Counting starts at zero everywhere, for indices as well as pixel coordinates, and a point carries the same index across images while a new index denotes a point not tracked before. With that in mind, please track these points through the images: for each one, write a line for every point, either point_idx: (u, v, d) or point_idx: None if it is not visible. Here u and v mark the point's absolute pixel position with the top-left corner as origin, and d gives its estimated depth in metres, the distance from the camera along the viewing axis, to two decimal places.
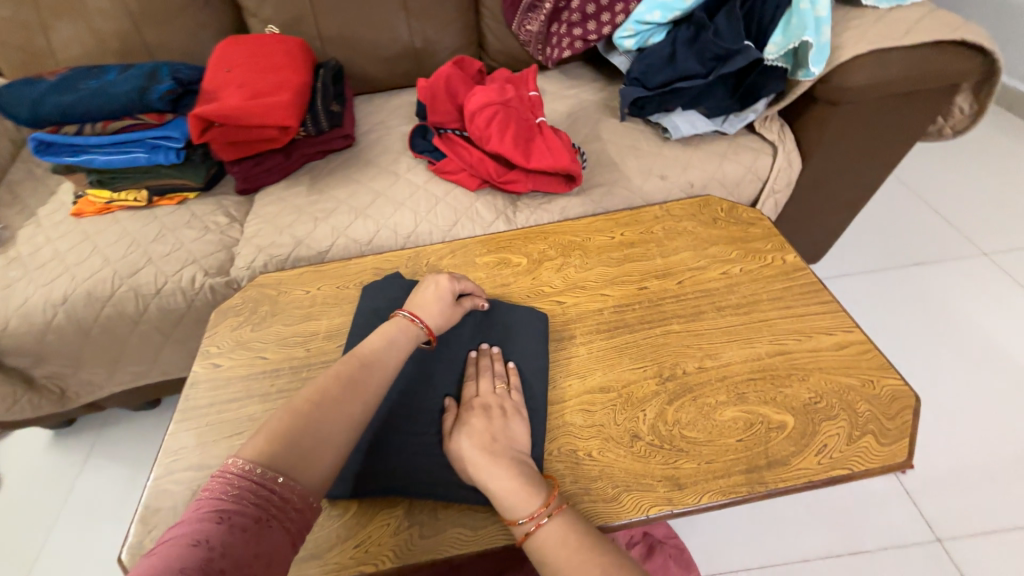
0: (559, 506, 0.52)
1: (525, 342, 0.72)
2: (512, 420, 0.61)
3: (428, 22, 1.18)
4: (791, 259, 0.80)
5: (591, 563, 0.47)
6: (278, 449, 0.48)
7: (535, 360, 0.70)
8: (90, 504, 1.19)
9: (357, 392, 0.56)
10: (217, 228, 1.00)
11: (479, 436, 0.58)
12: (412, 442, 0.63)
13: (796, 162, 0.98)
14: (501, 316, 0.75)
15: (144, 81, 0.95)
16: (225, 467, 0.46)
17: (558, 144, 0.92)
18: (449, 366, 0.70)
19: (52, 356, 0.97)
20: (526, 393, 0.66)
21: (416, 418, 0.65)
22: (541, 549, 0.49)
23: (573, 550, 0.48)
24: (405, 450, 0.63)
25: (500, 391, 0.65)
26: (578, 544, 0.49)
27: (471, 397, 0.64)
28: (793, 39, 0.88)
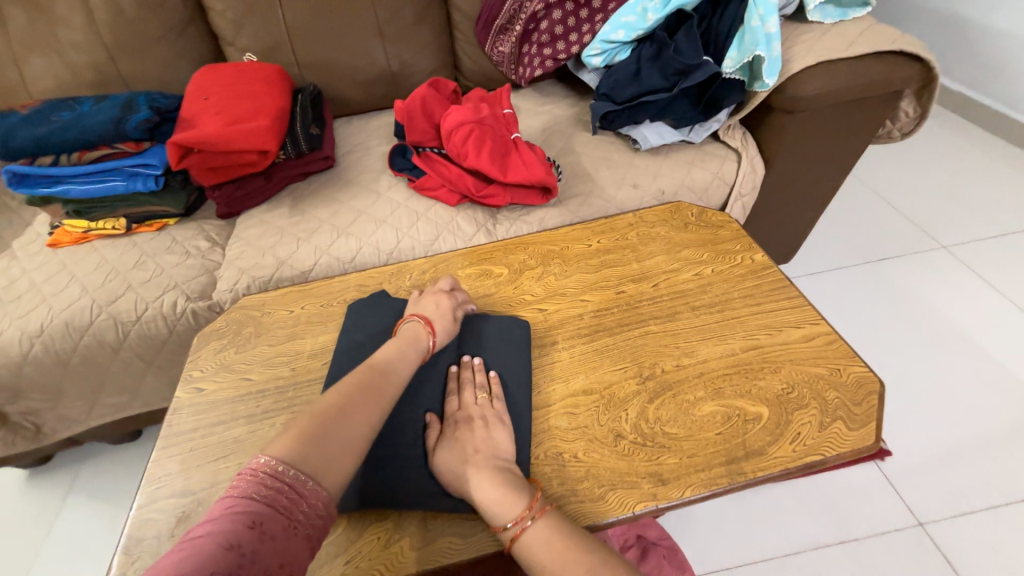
0: (543, 507, 0.53)
1: (507, 352, 0.73)
2: (495, 429, 0.63)
3: (403, 46, 1.22)
4: (758, 258, 0.84)
5: (576, 561, 0.48)
6: (306, 446, 0.49)
7: (517, 369, 0.71)
8: (68, 544, 1.15)
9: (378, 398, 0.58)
10: (198, 253, 1.00)
11: (463, 450, 0.60)
12: (399, 456, 0.63)
13: (759, 168, 1.03)
14: (483, 326, 0.76)
15: (121, 111, 0.96)
16: (254, 467, 0.46)
17: (532, 158, 0.96)
18: (433, 380, 0.70)
19: (28, 391, 0.95)
20: (509, 402, 0.67)
21: (404, 430, 0.66)
22: (527, 552, 0.51)
23: (559, 550, 0.49)
24: (393, 462, 0.63)
25: (484, 401, 0.66)
26: (563, 545, 0.50)
27: (454, 410, 0.66)
28: (746, 54, 0.94)
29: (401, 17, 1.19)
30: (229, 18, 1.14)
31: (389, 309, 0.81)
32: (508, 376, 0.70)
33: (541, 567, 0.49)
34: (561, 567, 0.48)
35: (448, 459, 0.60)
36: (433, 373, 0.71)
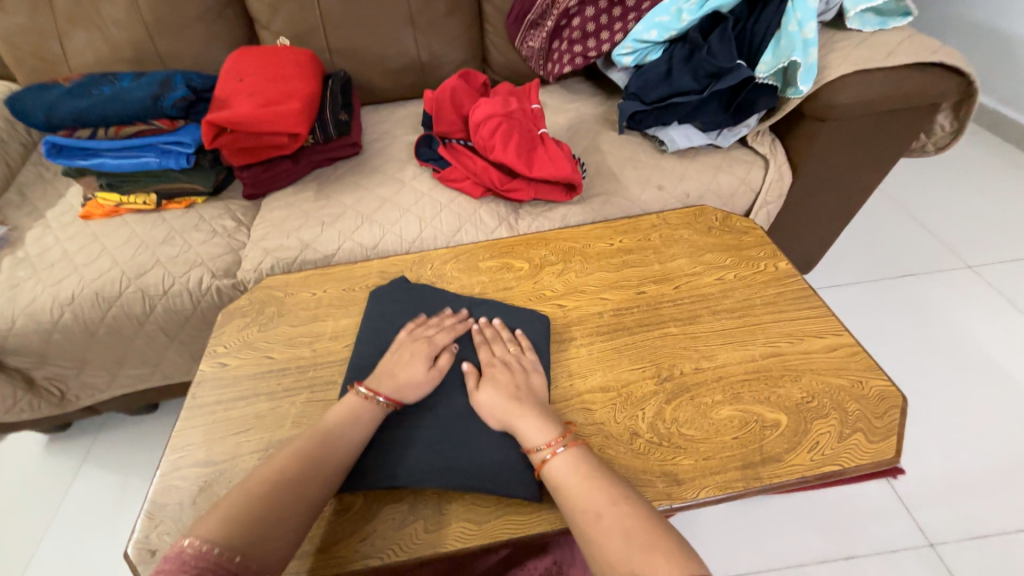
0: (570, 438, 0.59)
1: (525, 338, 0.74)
2: (533, 375, 0.68)
3: (434, 37, 1.22)
4: (783, 266, 0.84)
5: (599, 486, 0.53)
6: (236, 528, 0.48)
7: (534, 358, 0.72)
8: (84, 510, 1.18)
9: (320, 466, 0.57)
10: (225, 232, 1.02)
11: (504, 386, 0.66)
12: (417, 433, 0.65)
13: (786, 176, 1.02)
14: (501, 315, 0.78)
15: (157, 88, 0.97)
16: (179, 549, 0.45)
17: (559, 154, 0.96)
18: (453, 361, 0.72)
19: (55, 357, 0.97)
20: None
21: (423, 417, 0.67)
22: (555, 474, 0.56)
23: (584, 476, 0.55)
24: (410, 442, 0.64)
25: (516, 350, 0.71)
26: (587, 473, 0.55)
27: (490, 358, 0.70)
28: (781, 59, 0.93)
29: (434, 8, 1.19)
30: (265, 2, 1.15)
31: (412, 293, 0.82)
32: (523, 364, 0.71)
33: (566, 488, 0.54)
34: (585, 489, 0.53)
35: (484, 399, 0.65)
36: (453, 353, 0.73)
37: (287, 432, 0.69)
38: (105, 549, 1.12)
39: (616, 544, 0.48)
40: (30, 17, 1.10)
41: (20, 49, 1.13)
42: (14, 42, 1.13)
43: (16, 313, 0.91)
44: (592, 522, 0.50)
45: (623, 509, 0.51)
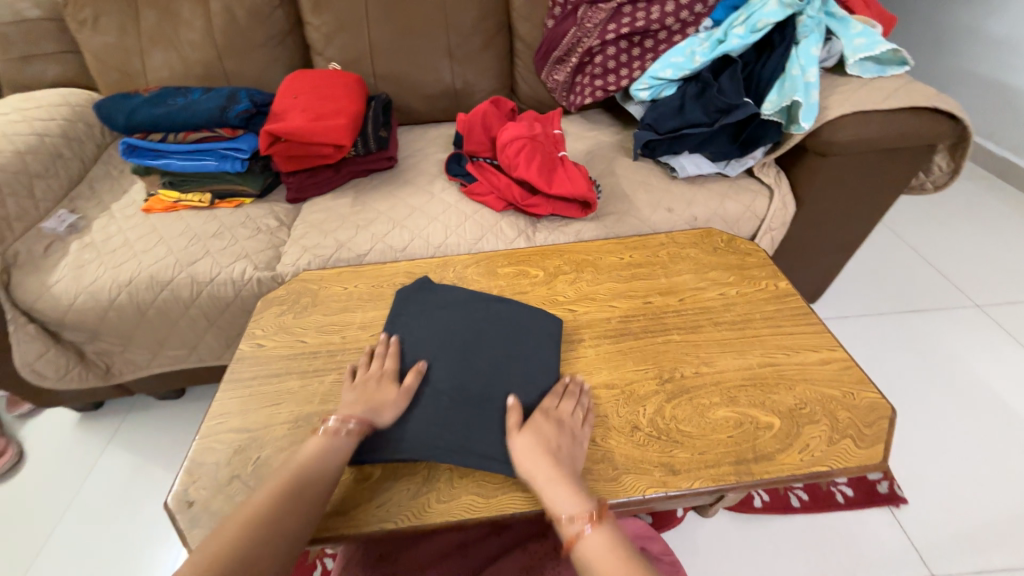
0: (596, 516, 0.56)
1: (532, 336, 0.79)
2: (576, 449, 0.65)
3: (468, 67, 1.35)
4: (782, 286, 0.89)
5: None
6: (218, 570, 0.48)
7: (541, 356, 0.77)
8: (108, 484, 1.25)
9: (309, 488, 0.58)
10: (268, 230, 1.12)
11: (546, 438, 0.64)
12: (429, 412, 0.69)
13: (790, 206, 1.08)
14: (511, 314, 0.83)
15: (225, 101, 1.11)
16: None
17: (577, 174, 1.04)
18: (466, 351, 0.77)
19: (106, 333, 1.07)
20: (530, 385, 0.73)
21: (437, 395, 0.71)
22: (586, 554, 0.54)
23: (617, 560, 0.53)
24: (422, 420, 0.68)
25: (577, 418, 0.68)
26: (619, 556, 0.53)
27: (551, 407, 0.68)
28: (785, 98, 1.00)
29: (470, 43, 1.32)
30: (322, 32, 1.30)
31: (434, 289, 0.87)
32: (527, 360, 0.76)
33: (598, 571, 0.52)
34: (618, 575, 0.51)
35: (519, 451, 0.63)
36: (466, 344, 0.78)
37: (316, 407, 0.75)
38: (125, 519, 1.19)
39: None
40: (120, 37, 1.27)
41: (105, 64, 1.29)
42: (102, 57, 1.29)
43: (79, 291, 1.01)
44: None
45: None
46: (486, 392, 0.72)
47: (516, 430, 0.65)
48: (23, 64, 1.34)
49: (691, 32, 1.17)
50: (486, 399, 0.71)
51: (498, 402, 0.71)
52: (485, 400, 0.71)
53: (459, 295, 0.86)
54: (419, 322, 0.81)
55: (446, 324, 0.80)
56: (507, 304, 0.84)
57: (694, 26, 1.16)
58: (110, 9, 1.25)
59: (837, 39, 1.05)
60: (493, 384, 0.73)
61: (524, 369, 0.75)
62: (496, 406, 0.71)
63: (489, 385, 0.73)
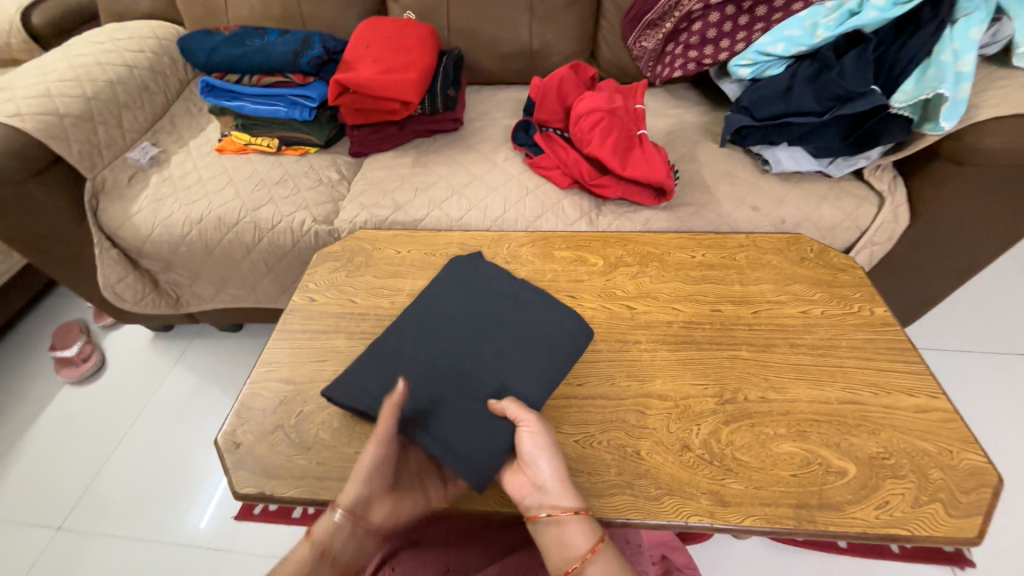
0: (601, 532, 0.53)
1: (553, 342, 0.72)
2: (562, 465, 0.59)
3: (549, 27, 1.24)
4: (880, 312, 0.78)
5: None
6: None
7: (546, 368, 0.70)
8: (170, 402, 1.36)
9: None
10: (329, 182, 1.12)
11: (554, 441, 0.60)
12: (411, 368, 0.71)
13: (902, 218, 0.93)
14: (542, 304, 0.77)
15: (298, 45, 1.08)
16: None
17: (655, 157, 0.94)
18: (480, 326, 0.75)
19: (178, 266, 1.13)
20: (520, 394, 0.67)
21: (424, 366, 0.71)
22: None
23: None
24: (400, 372, 0.70)
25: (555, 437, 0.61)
26: None
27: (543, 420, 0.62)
28: (926, 90, 0.83)
29: None
30: None
31: (495, 267, 0.83)
32: (534, 368, 0.70)
33: None
34: None
35: (528, 439, 0.59)
36: (480, 322, 0.75)
37: None
38: (183, 437, 1.29)
39: None
40: None
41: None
42: None
43: (155, 223, 1.06)
44: None
45: None
46: (475, 376, 0.69)
47: (528, 414, 0.60)
48: None
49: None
50: (476, 379, 0.69)
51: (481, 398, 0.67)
52: (468, 387, 0.68)
53: (502, 281, 0.81)
54: (453, 291, 0.80)
55: (468, 305, 0.77)
56: (543, 297, 0.78)
57: None
58: None
59: (1010, 19, 0.84)
60: (486, 371, 0.70)
61: (525, 378, 0.69)
62: (474, 396, 0.67)
63: (485, 370, 0.70)
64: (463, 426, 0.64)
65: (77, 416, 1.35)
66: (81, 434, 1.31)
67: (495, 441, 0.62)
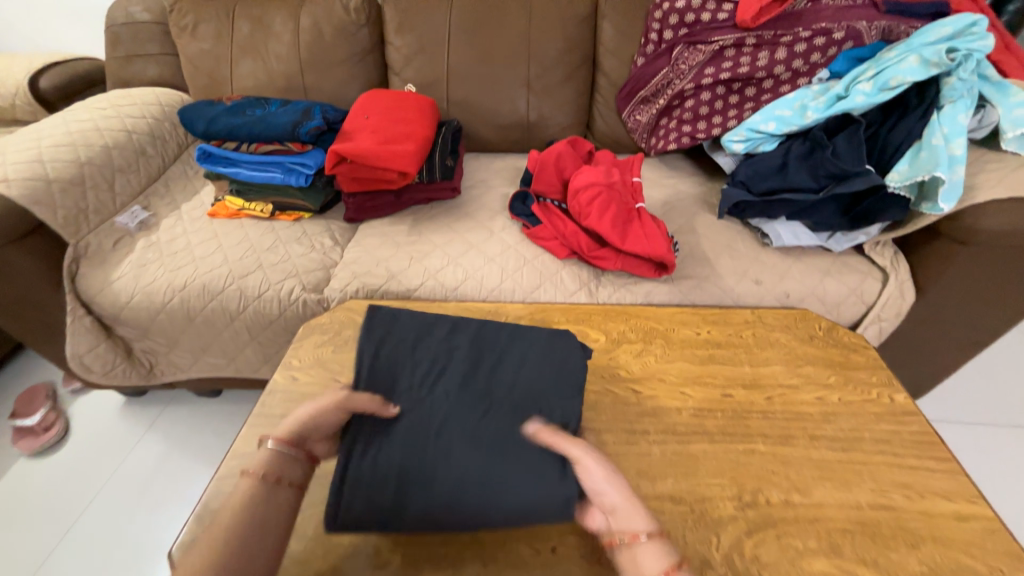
0: (676, 560, 0.49)
1: (531, 475, 0.57)
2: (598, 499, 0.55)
3: (545, 100, 1.28)
4: (901, 400, 0.73)
5: None
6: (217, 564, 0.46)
7: (486, 491, 0.57)
8: (134, 478, 1.24)
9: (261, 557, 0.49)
10: (322, 248, 1.09)
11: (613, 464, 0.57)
12: (412, 369, 0.69)
13: (909, 294, 0.91)
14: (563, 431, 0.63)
15: (299, 116, 1.10)
16: None
17: (655, 231, 0.93)
18: (477, 404, 0.65)
19: (155, 333, 1.07)
20: (440, 493, 0.57)
21: (416, 391, 0.67)
22: None
23: None
24: (403, 364, 0.70)
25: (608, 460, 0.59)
26: None
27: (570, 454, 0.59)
28: (920, 172, 0.83)
29: (551, 74, 1.26)
30: (403, 53, 1.28)
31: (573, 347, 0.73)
32: (470, 478, 0.57)
33: None
34: None
35: (590, 470, 0.56)
36: (487, 395, 0.66)
37: None
38: (143, 520, 1.16)
39: None
40: (215, 45, 1.32)
41: (198, 69, 1.35)
42: (196, 62, 1.34)
43: (135, 290, 1.02)
44: None
45: None
46: (422, 431, 0.62)
47: (578, 449, 0.58)
48: (128, 62, 1.44)
49: (803, 83, 1.03)
50: (429, 436, 0.61)
51: (416, 459, 0.59)
52: (425, 433, 0.62)
53: (549, 389, 0.68)
54: (505, 352, 0.73)
55: (492, 379, 0.69)
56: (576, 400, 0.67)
57: (807, 76, 1.03)
58: (209, 18, 1.31)
59: (992, 107, 0.87)
60: (436, 437, 0.61)
61: (458, 483, 0.57)
62: (415, 451, 0.60)
63: (446, 436, 0.61)
64: (370, 463, 0.60)
65: (26, 494, 1.22)
66: (27, 516, 1.17)
67: (380, 499, 0.57)
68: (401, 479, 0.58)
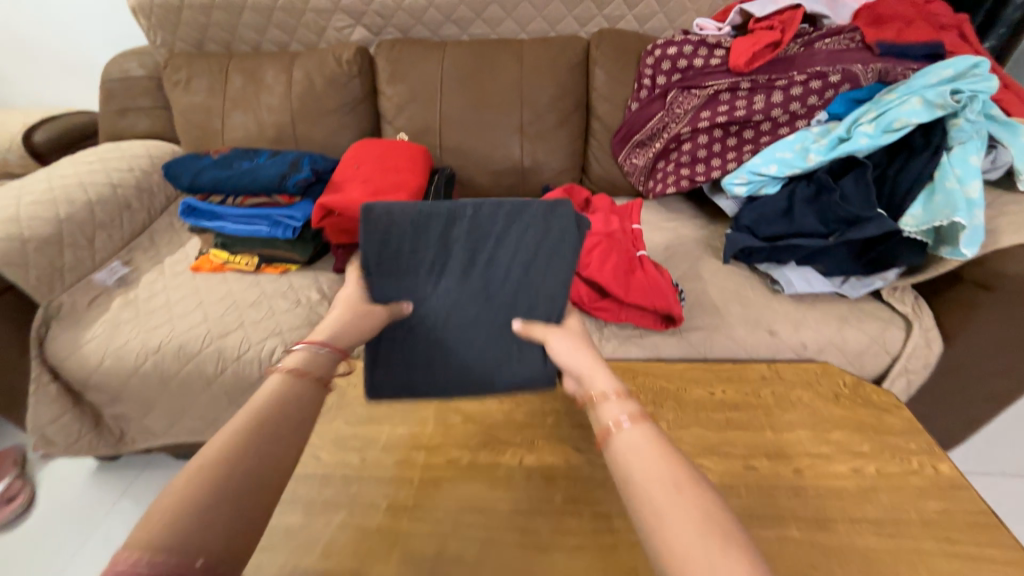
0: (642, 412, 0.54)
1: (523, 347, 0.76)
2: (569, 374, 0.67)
3: (539, 145, 1.26)
4: (945, 471, 0.65)
5: (668, 468, 0.46)
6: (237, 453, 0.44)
7: (491, 362, 0.77)
8: (101, 556, 1.13)
9: (261, 483, 0.44)
10: (308, 303, 1.04)
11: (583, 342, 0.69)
12: (416, 269, 0.76)
13: (936, 343, 0.85)
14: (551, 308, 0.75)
15: (287, 168, 1.07)
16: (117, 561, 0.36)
17: (659, 281, 0.88)
18: (478, 293, 0.76)
19: (126, 399, 0.99)
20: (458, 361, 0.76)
21: (422, 288, 0.76)
22: (623, 450, 0.50)
23: (651, 454, 0.48)
24: (403, 267, 0.75)
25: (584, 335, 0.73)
26: (654, 454, 0.48)
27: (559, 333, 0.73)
28: (938, 217, 0.78)
29: (545, 120, 1.24)
30: (395, 102, 1.28)
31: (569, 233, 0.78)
32: (478, 355, 0.77)
33: (632, 458, 0.48)
34: (649, 467, 0.47)
35: (557, 347, 0.69)
36: (486, 289, 0.76)
37: (315, 563, 0.59)
38: None
39: (690, 521, 0.42)
40: (207, 98, 1.31)
41: (190, 121, 1.34)
42: (188, 115, 1.34)
43: (106, 353, 0.95)
44: (657, 505, 0.44)
45: (688, 500, 0.43)
46: (434, 323, 0.76)
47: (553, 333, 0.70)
48: (120, 116, 1.43)
49: (802, 125, 1.01)
50: (442, 330, 0.76)
51: (435, 344, 0.76)
52: (438, 325, 0.76)
53: (541, 273, 0.77)
54: (500, 246, 0.78)
55: (489, 272, 0.77)
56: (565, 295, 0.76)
57: (806, 119, 1.00)
58: (203, 73, 1.31)
59: (1005, 147, 0.84)
60: (444, 326, 0.76)
61: (471, 357, 0.77)
62: (433, 339, 0.76)
63: (456, 328, 0.76)
64: (388, 349, 0.76)
65: None
66: None
67: (413, 369, 0.76)
68: (427, 355, 0.76)
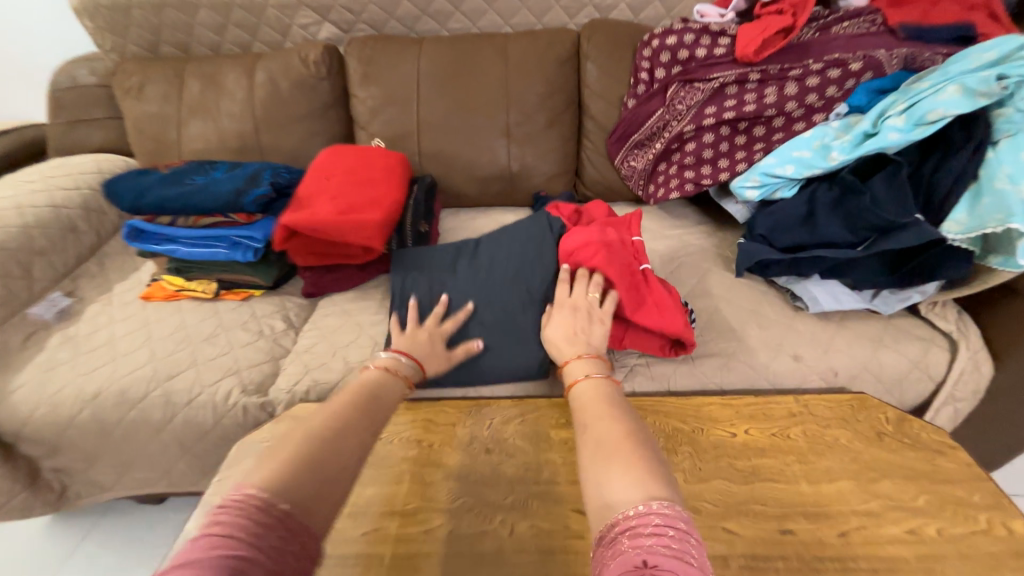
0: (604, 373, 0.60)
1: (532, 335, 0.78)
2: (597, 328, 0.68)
3: (528, 149, 1.15)
4: (1020, 531, 0.55)
5: (607, 410, 0.53)
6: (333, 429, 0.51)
7: (506, 357, 0.78)
8: None
9: (358, 461, 0.50)
10: (271, 334, 0.92)
11: (573, 323, 0.68)
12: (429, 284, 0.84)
13: (984, 364, 0.75)
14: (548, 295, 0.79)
15: (242, 183, 0.95)
16: (240, 499, 0.41)
17: (666, 301, 0.76)
18: (486, 293, 0.81)
19: (67, 451, 0.87)
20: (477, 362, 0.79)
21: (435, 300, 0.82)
22: (577, 396, 0.58)
23: (598, 401, 0.55)
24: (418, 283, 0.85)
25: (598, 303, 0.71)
26: (602, 399, 0.55)
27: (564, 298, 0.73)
28: (987, 222, 0.69)
29: (534, 121, 1.13)
30: (369, 106, 1.16)
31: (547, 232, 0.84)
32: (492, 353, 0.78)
33: (583, 403, 0.56)
34: (593, 408, 0.54)
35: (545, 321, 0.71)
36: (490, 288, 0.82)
37: None
38: None
39: (604, 445, 0.48)
40: (162, 107, 1.19)
41: (144, 132, 1.22)
42: (141, 125, 1.22)
43: (38, 402, 0.83)
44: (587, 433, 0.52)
45: (613, 429, 0.50)
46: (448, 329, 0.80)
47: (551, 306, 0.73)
48: (70, 128, 1.31)
49: (819, 119, 0.90)
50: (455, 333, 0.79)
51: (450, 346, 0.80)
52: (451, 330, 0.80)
53: (539, 267, 0.81)
54: (484, 247, 0.89)
55: (493, 275, 0.83)
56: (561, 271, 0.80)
57: (823, 112, 0.90)
58: (157, 79, 1.19)
59: None
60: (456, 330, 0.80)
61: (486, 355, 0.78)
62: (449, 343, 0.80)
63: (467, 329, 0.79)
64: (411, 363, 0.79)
65: None
66: None
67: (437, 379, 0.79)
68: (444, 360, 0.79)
